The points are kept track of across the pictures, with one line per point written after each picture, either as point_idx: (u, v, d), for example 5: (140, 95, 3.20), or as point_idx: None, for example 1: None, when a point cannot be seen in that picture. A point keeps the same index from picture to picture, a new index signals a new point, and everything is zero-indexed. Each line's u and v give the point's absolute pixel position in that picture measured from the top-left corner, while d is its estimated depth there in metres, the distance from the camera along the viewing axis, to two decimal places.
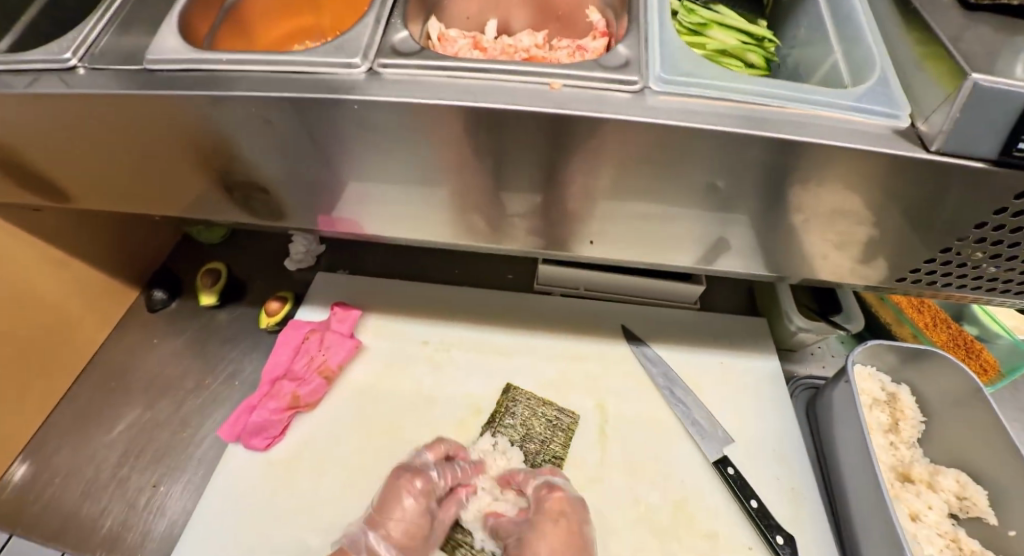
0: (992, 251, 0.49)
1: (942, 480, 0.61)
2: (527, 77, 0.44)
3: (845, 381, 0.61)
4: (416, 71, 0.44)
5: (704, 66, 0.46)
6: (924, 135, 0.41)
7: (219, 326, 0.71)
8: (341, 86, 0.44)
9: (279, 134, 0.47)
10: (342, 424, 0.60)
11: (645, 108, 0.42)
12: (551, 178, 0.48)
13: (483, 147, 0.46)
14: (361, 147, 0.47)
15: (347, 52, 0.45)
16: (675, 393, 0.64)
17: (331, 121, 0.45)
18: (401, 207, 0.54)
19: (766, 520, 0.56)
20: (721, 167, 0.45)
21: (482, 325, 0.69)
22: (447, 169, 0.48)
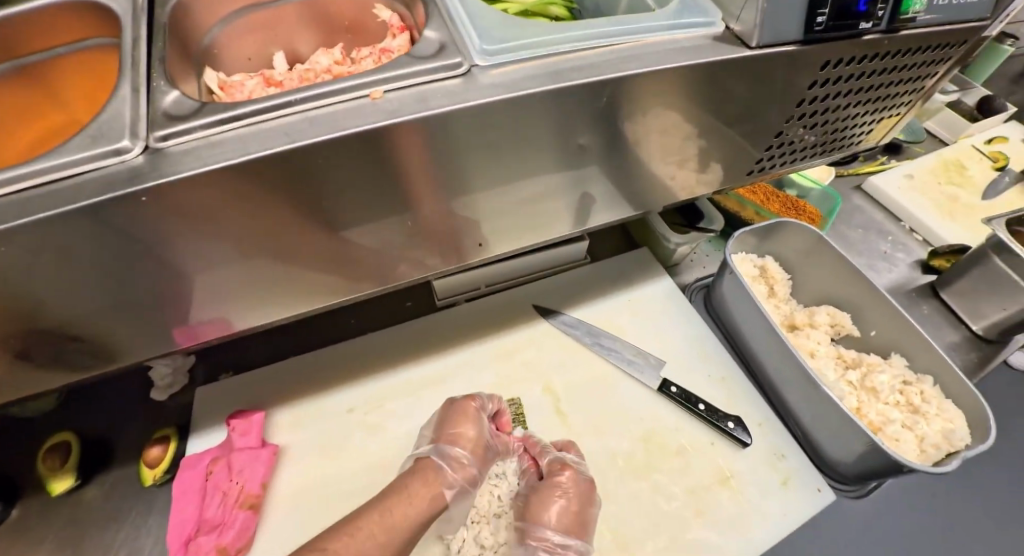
0: (807, 123, 0.58)
1: (817, 318, 0.72)
2: (340, 96, 0.39)
3: (730, 272, 0.68)
4: (205, 133, 0.37)
5: (513, 26, 0.46)
6: (741, 34, 0.47)
7: (89, 510, 0.57)
8: (116, 180, 0.35)
9: (74, 259, 0.37)
10: (292, 543, 0.51)
11: (483, 87, 0.42)
12: (419, 194, 0.46)
13: (340, 187, 0.41)
14: (189, 238, 0.39)
15: (109, 137, 0.36)
16: (603, 344, 0.67)
17: (137, 219, 0.36)
18: (268, 285, 0.47)
19: (715, 414, 0.62)
20: (576, 124, 0.46)
21: (401, 365, 0.64)
22: (305, 225, 0.43)
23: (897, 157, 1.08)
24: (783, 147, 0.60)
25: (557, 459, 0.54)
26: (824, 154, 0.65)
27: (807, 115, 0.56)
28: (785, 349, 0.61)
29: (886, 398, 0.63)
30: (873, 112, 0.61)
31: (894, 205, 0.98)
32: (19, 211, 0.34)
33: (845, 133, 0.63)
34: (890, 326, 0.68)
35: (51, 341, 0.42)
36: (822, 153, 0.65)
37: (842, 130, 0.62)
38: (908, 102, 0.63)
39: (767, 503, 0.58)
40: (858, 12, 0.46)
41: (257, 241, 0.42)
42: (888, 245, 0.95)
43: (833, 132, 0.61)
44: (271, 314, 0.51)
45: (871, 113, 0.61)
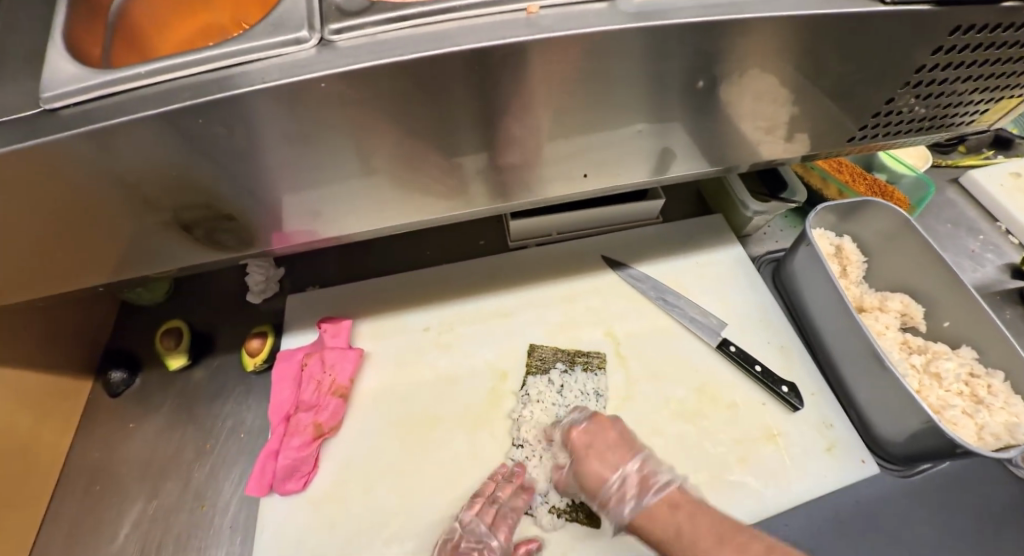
0: (922, 92, 0.55)
1: (890, 303, 0.70)
2: (502, 6, 0.43)
3: (806, 244, 0.68)
4: (373, 30, 0.42)
5: None
6: None
7: (197, 386, 0.66)
8: (283, 67, 0.40)
9: (229, 145, 0.43)
10: (373, 433, 0.58)
11: (624, 14, 0.43)
12: (526, 122, 0.49)
13: (459, 104, 0.45)
14: (318, 134, 0.44)
15: (291, 27, 0.41)
16: (668, 300, 0.69)
17: (282, 112, 0.41)
18: (374, 197, 0.53)
19: (771, 377, 0.63)
20: (692, 62, 0.47)
21: (473, 294, 0.69)
22: (418, 141, 0.48)
23: (1005, 153, 0.99)
24: (890, 116, 0.58)
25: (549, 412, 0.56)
26: (931, 130, 0.62)
27: (922, 84, 0.54)
28: (853, 324, 0.62)
29: (948, 386, 0.62)
30: (994, 91, 0.58)
31: (992, 203, 0.93)
32: (214, 87, 0.40)
33: (959, 109, 0.60)
34: (966, 319, 0.67)
35: (196, 221, 0.49)
36: (928, 130, 0.62)
37: (957, 106, 0.59)
38: None
39: (813, 465, 0.59)
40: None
41: (368, 151, 0.47)
42: (977, 244, 0.90)
43: (946, 107, 0.59)
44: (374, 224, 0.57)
45: (993, 92, 0.58)
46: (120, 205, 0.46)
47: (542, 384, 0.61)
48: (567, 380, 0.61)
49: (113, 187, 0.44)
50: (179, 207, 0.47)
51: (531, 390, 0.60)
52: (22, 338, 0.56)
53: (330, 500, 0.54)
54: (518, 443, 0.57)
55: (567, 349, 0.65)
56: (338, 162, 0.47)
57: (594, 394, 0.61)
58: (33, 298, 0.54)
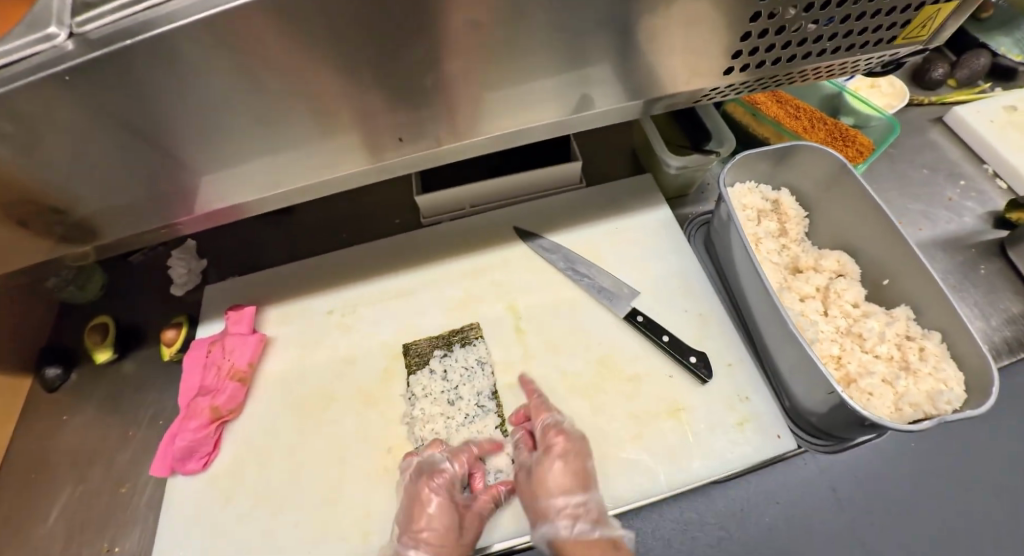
0: (804, 3, 0.49)
1: (824, 262, 0.65)
2: None
3: (722, 203, 0.63)
4: (113, 16, 0.40)
5: None
6: None
7: (124, 376, 0.69)
8: (46, 62, 0.39)
9: (50, 132, 0.43)
10: (273, 413, 0.59)
11: None
12: (352, 81, 0.46)
13: (263, 70, 0.43)
14: (134, 111, 0.44)
15: (42, 24, 0.41)
16: (578, 270, 0.66)
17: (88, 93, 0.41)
18: (230, 171, 0.52)
19: (679, 347, 0.60)
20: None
21: (381, 275, 0.68)
22: (244, 113, 0.47)
23: (1005, 84, 0.88)
24: (774, 35, 0.52)
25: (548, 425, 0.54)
26: (839, 50, 0.55)
27: None
28: (763, 289, 0.58)
29: (872, 349, 0.58)
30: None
31: (974, 140, 0.83)
32: None
33: (864, 22, 0.52)
34: (902, 269, 0.61)
35: (63, 211, 0.51)
36: (835, 51, 0.55)
37: (860, 18, 0.51)
38: None
39: (718, 442, 0.57)
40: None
41: (199, 125, 0.46)
42: (956, 192, 0.80)
43: (848, 21, 0.51)
44: (246, 198, 0.56)
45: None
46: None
47: (425, 378, 0.59)
48: (449, 364, 0.60)
49: None
50: (39, 198, 0.49)
51: (416, 389, 0.58)
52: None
53: (227, 478, 0.56)
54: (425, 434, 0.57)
55: (450, 331, 0.63)
56: (176, 134, 0.47)
57: (478, 364, 0.60)
58: None
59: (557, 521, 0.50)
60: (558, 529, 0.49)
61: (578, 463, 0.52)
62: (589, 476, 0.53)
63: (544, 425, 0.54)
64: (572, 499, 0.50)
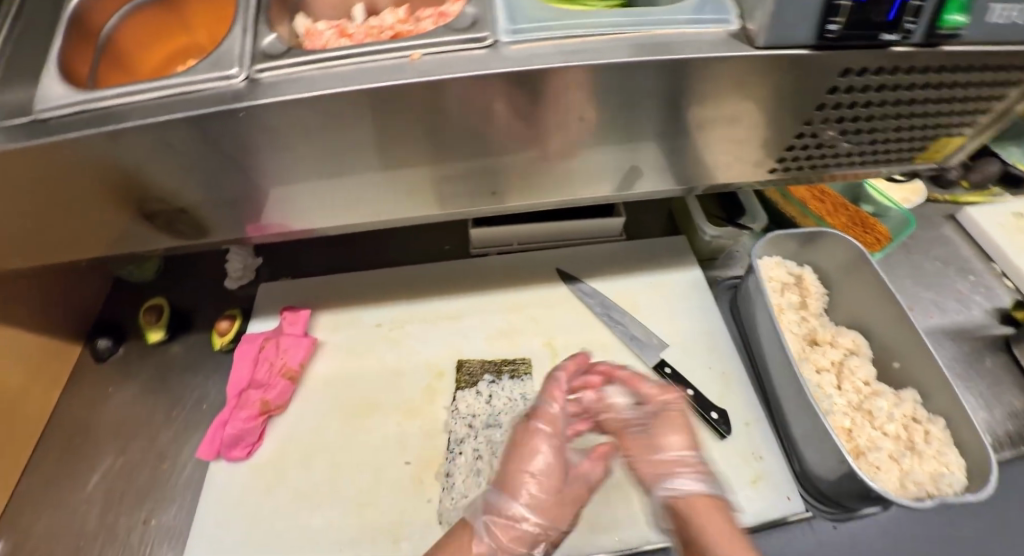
0: (842, 127, 0.55)
1: (840, 339, 0.70)
2: (388, 54, 0.46)
3: (753, 273, 0.68)
4: (290, 71, 0.46)
5: (549, 10, 0.50)
6: (751, 35, 0.47)
7: (173, 357, 0.73)
8: (225, 97, 0.45)
9: (183, 153, 0.48)
10: (318, 414, 0.63)
11: (504, 58, 0.46)
12: (454, 142, 0.51)
13: (375, 126, 0.48)
14: (251, 151, 0.48)
15: (223, 66, 0.46)
16: (613, 317, 0.71)
17: (238, 125, 0.46)
18: (319, 201, 0.57)
19: (703, 403, 0.64)
20: (600, 97, 0.49)
21: (427, 296, 0.73)
22: (348, 158, 0.51)
23: (1014, 190, 0.95)
24: (813, 149, 0.58)
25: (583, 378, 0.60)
26: (866, 163, 0.62)
27: (842, 120, 0.54)
28: (784, 356, 0.62)
29: (882, 426, 0.62)
30: (922, 130, 0.58)
31: (986, 240, 0.89)
32: (163, 109, 0.45)
33: (889, 145, 0.59)
34: (913, 357, 0.66)
35: (163, 210, 0.54)
36: (860, 164, 0.62)
37: (886, 142, 0.58)
38: (971, 123, 0.58)
39: (731, 495, 0.60)
40: (882, 22, 0.43)
41: (314, 161, 0.51)
42: (965, 285, 0.86)
43: (874, 143, 0.58)
44: (324, 223, 0.60)
45: (920, 130, 0.58)
46: (96, 197, 0.51)
47: (471, 398, 0.63)
48: (496, 390, 0.64)
49: (83, 180, 0.49)
50: (147, 198, 0.52)
51: (461, 404, 0.62)
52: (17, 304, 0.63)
53: (271, 468, 0.59)
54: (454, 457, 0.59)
55: (503, 360, 0.67)
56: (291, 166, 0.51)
57: (522, 398, 0.63)
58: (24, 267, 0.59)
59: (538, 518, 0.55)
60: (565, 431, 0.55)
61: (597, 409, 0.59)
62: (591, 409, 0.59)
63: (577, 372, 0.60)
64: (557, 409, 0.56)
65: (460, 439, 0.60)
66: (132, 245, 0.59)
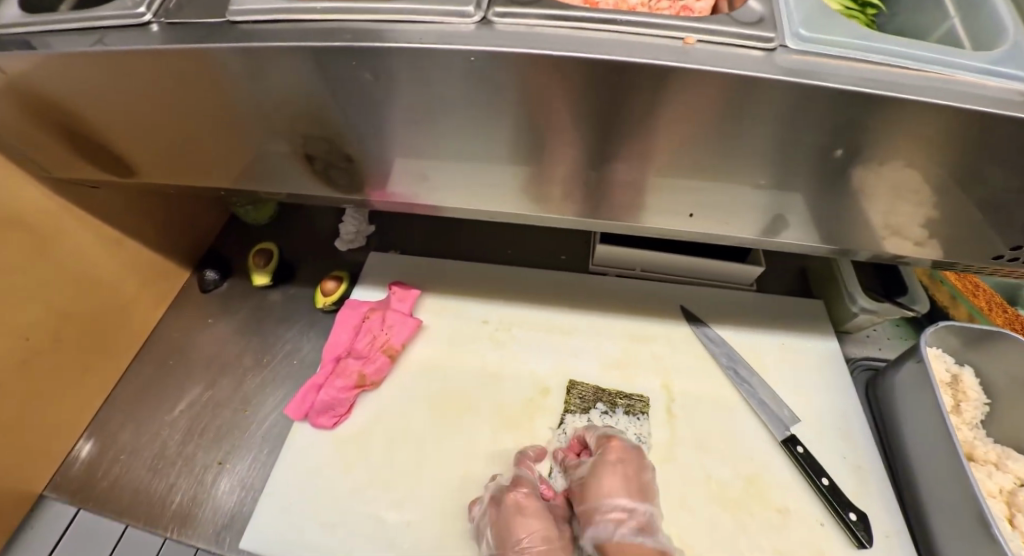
0: None
1: (1011, 462, 0.59)
2: (657, 32, 0.39)
3: (917, 360, 0.59)
4: (533, 22, 0.40)
5: (840, 22, 0.40)
6: None
7: (271, 304, 0.72)
8: (445, 35, 0.40)
9: (357, 97, 0.44)
10: (410, 400, 0.59)
11: (780, 67, 0.38)
12: (654, 149, 0.44)
13: (580, 113, 0.42)
14: (426, 113, 0.44)
15: (459, 0, 0.40)
16: (739, 373, 0.63)
17: (435, 78, 0.41)
18: (471, 184, 0.52)
19: (839, 498, 0.54)
20: (849, 128, 0.40)
21: (538, 304, 0.68)
22: (524, 146, 0.46)
23: None
24: None
25: (601, 436, 0.54)
26: None
27: None
28: (955, 467, 0.52)
29: None
30: None
31: None
32: (367, 36, 0.40)
33: None
34: None
35: (319, 152, 0.52)
36: None
37: None
38: None
39: None
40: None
41: (486, 139, 0.46)
42: None
43: None
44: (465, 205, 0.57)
45: None
46: (258, 128, 0.49)
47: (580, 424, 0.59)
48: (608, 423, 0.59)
49: (251, 105, 0.46)
50: (307, 136, 0.49)
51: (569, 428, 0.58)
52: (133, 214, 0.64)
53: (354, 444, 0.55)
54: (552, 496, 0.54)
55: (617, 392, 0.61)
56: (459, 130, 0.45)
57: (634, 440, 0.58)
58: (160, 179, 0.58)
59: (605, 524, 0.48)
60: (603, 530, 0.48)
61: (632, 475, 0.51)
62: (645, 490, 0.51)
63: (598, 439, 0.54)
64: (619, 504, 0.49)
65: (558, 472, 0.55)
66: (266, 178, 0.56)
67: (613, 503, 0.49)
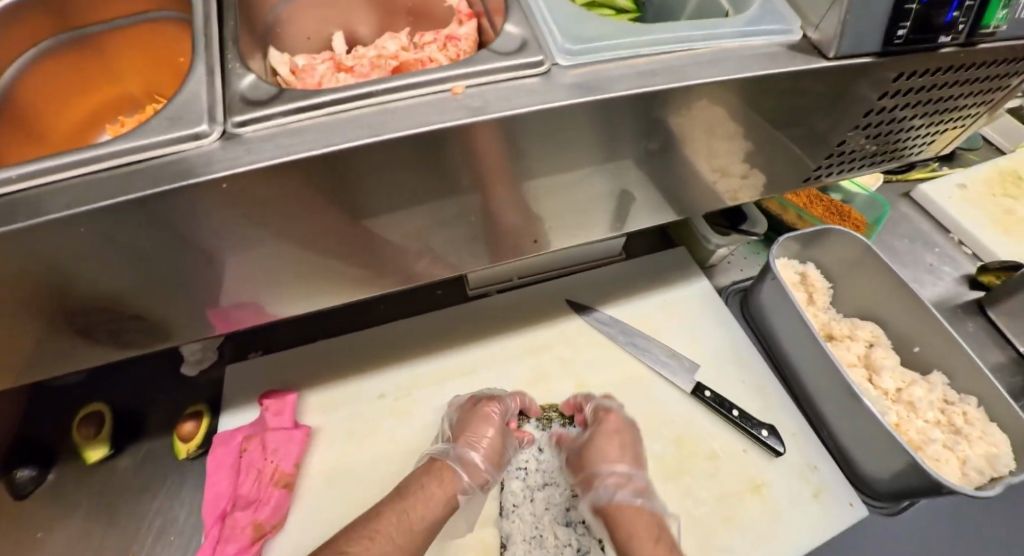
0: (872, 133, 0.52)
1: (859, 332, 0.69)
2: (421, 90, 0.37)
3: (771, 276, 0.66)
4: (283, 121, 0.35)
5: (601, 22, 0.42)
6: (819, 44, 0.42)
7: (118, 480, 0.58)
8: (195, 164, 0.34)
9: (120, 243, 0.35)
10: (325, 520, 0.52)
11: (564, 88, 0.38)
12: (482, 185, 0.42)
13: (389, 181, 0.38)
14: (217, 232, 0.37)
15: (189, 120, 0.35)
16: (637, 343, 0.65)
17: (214, 204, 0.35)
18: (306, 280, 0.46)
19: (750, 421, 0.60)
20: (646, 124, 0.42)
21: (431, 353, 0.64)
22: (347, 225, 0.41)
23: (949, 164, 1.02)
24: (842, 157, 0.55)
25: (598, 407, 0.57)
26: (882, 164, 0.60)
27: (872, 126, 0.51)
28: (823, 357, 0.59)
29: (925, 415, 0.61)
30: (938, 123, 0.57)
31: (943, 216, 0.94)
32: (99, 192, 0.33)
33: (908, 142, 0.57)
34: (933, 342, 0.66)
35: (102, 319, 0.42)
36: (878, 165, 0.59)
37: (906, 140, 0.57)
38: (977, 113, 0.59)
39: (799, 515, 0.56)
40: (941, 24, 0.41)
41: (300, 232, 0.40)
42: (933, 257, 0.91)
43: (896, 143, 0.56)
44: (300, 303, 0.49)
45: (939, 123, 0.57)
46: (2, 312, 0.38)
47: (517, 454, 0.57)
48: (544, 441, 0.58)
49: None
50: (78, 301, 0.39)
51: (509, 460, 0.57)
52: None
53: None
54: (507, 544, 0.51)
55: (543, 406, 0.61)
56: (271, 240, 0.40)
57: None
58: None
59: (605, 487, 0.51)
60: (604, 492, 0.50)
61: (630, 445, 0.54)
62: (638, 458, 0.54)
63: (597, 411, 0.57)
64: (617, 470, 0.52)
65: (508, 510, 0.53)
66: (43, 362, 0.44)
67: (612, 468, 0.51)
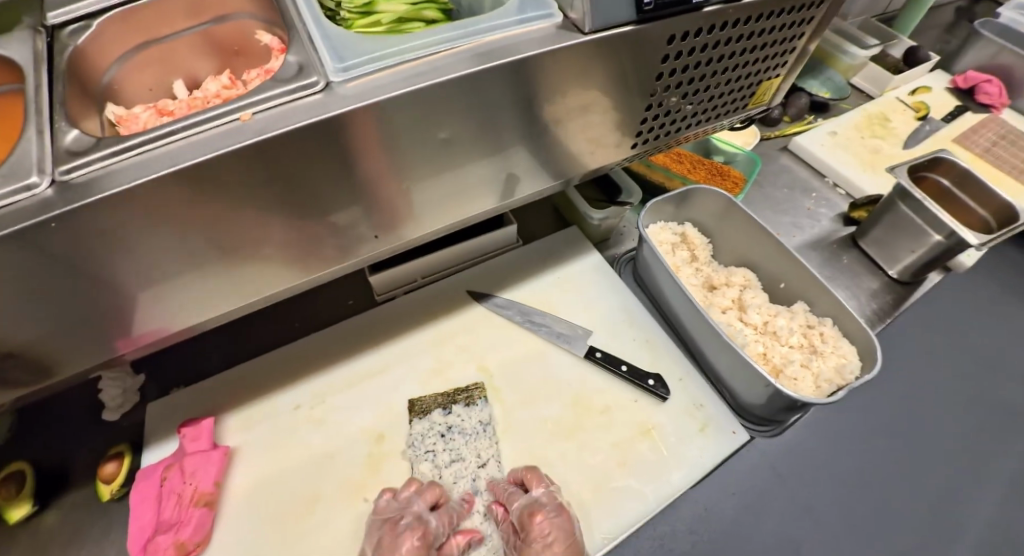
0: (680, 92, 0.59)
1: (733, 278, 0.77)
2: (215, 120, 0.41)
3: (645, 242, 0.73)
4: (104, 164, 0.39)
5: (374, 41, 0.47)
6: (576, 22, 0.48)
7: (47, 531, 0.59)
8: (30, 211, 0.37)
9: None
10: (252, 529, 0.55)
11: (341, 99, 0.42)
12: (326, 192, 0.47)
13: (229, 201, 0.43)
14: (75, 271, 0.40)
15: (20, 174, 0.38)
16: (535, 321, 0.71)
17: (60, 242, 0.38)
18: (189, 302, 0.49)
19: (637, 373, 0.67)
20: (464, 109, 0.47)
21: (343, 359, 0.68)
22: (209, 245, 0.45)
23: (823, 115, 1.12)
24: (664, 117, 0.62)
25: None
26: (710, 118, 0.68)
27: (679, 86, 0.58)
28: (693, 308, 0.66)
29: (788, 341, 0.69)
30: (748, 77, 0.65)
31: (817, 162, 1.04)
32: None
33: (725, 97, 0.65)
34: (793, 275, 0.74)
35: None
36: (706, 120, 0.67)
37: (722, 95, 0.64)
38: (783, 63, 0.66)
39: (689, 448, 0.63)
40: None
41: (162, 256, 0.43)
42: (810, 203, 0.99)
43: (711, 99, 0.64)
44: (192, 317, 0.51)
45: (748, 77, 0.64)
46: None
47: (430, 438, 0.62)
48: (454, 420, 0.63)
49: None
50: None
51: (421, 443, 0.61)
52: None
53: None
54: None
55: (452, 391, 0.65)
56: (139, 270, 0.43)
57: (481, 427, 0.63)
58: None
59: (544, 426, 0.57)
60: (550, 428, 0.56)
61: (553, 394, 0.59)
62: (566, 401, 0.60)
63: None
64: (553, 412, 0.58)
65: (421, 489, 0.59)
66: None
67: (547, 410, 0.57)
